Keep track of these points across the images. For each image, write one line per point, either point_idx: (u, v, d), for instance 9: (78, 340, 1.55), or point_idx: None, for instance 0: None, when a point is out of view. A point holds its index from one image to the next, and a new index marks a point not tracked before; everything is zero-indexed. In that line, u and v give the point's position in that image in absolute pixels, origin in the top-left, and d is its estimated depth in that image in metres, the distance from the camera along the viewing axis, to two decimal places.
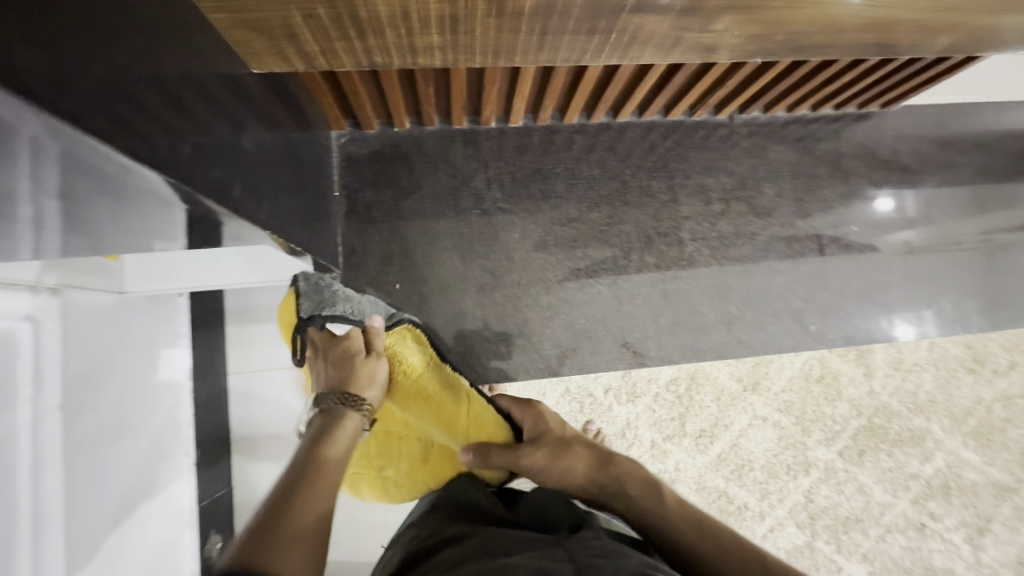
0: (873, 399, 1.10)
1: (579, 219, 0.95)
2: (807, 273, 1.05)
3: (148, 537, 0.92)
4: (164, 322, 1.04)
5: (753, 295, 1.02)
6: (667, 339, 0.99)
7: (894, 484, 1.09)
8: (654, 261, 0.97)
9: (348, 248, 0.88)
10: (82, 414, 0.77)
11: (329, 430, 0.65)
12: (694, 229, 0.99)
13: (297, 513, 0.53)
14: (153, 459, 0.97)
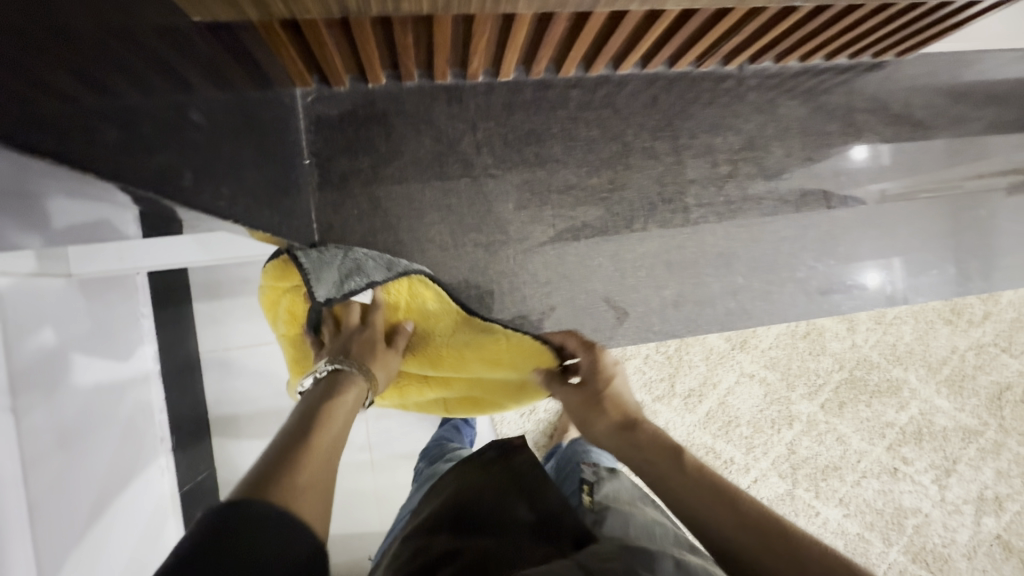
0: (854, 353, 1.22)
1: (578, 186, 0.88)
2: (818, 234, 0.99)
3: (130, 529, 0.88)
4: (123, 299, 0.95)
5: (761, 262, 0.96)
6: (672, 313, 0.93)
7: (871, 433, 1.21)
8: (658, 227, 0.92)
9: (325, 224, 0.80)
10: (40, 409, 0.71)
11: (334, 393, 0.66)
12: (700, 194, 0.93)
13: (308, 466, 0.52)
14: (128, 449, 0.91)
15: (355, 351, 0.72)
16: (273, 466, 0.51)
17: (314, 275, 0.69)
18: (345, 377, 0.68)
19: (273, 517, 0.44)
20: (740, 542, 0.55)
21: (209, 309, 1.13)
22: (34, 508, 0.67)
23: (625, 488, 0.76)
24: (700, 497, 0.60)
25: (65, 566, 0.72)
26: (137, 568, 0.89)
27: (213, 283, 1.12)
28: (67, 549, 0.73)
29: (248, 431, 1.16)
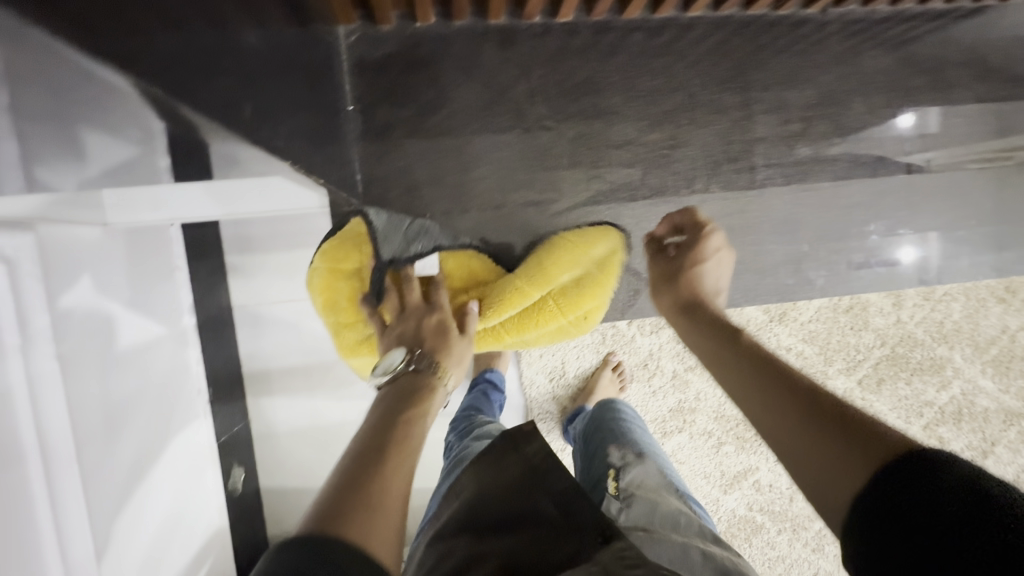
0: (898, 329, 1.26)
1: (635, 141, 0.82)
2: (895, 202, 0.89)
3: (171, 477, 0.90)
4: (158, 249, 0.94)
5: (828, 230, 0.89)
6: (732, 281, 0.90)
7: (909, 411, 1.32)
8: (720, 189, 0.85)
9: (367, 176, 0.77)
10: (79, 355, 0.71)
11: (413, 393, 0.65)
12: (768, 153, 0.85)
13: (381, 486, 0.51)
14: (168, 399, 0.93)
15: (427, 341, 0.70)
16: (345, 489, 0.49)
17: (381, 236, 0.74)
18: (423, 378, 0.67)
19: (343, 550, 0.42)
20: (786, 410, 0.52)
21: (245, 263, 1.12)
22: (80, 448, 0.68)
23: (650, 469, 0.76)
24: (760, 371, 0.56)
25: (110, 507, 0.74)
26: (177, 512, 0.91)
27: (248, 238, 1.11)
28: (111, 490, 0.74)
29: (285, 385, 1.18)
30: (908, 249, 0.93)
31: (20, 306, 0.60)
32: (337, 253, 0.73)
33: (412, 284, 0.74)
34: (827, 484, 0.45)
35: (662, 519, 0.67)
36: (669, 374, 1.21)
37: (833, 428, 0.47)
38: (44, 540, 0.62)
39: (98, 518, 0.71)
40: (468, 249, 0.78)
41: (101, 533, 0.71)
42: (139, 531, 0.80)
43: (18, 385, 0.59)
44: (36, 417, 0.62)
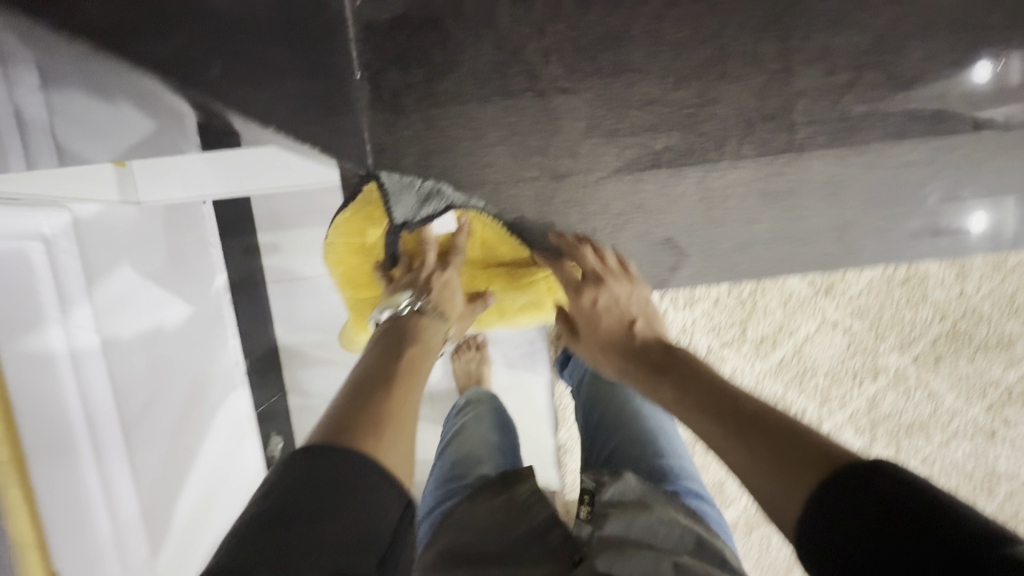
0: (962, 302, 1.25)
1: (659, 100, 0.77)
2: (957, 162, 0.80)
3: (214, 443, 0.96)
4: (191, 227, 0.98)
5: (880, 193, 0.82)
6: (763, 250, 0.84)
7: (969, 392, 1.29)
8: (754, 151, 0.79)
9: (377, 145, 0.75)
10: (120, 337, 0.74)
11: (421, 333, 0.74)
12: (809, 108, 0.78)
13: (388, 408, 0.58)
14: (208, 369, 0.97)
15: (432, 291, 0.78)
16: (353, 409, 0.57)
17: (394, 197, 0.76)
18: (427, 318, 0.76)
19: (348, 462, 0.50)
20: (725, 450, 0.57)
21: (270, 238, 1.14)
22: (127, 422, 0.73)
23: (633, 480, 0.74)
24: (703, 415, 0.61)
25: (157, 473, 0.79)
26: (220, 475, 0.97)
27: (276, 216, 1.13)
28: (158, 459, 0.79)
29: (314, 357, 1.21)
30: (982, 214, 0.84)
31: (59, 281, 0.65)
32: (355, 217, 0.77)
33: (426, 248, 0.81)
34: (777, 513, 0.51)
35: (641, 533, 0.67)
36: (702, 350, 1.27)
37: (764, 456, 0.53)
38: (97, 504, 0.67)
39: (145, 480, 0.76)
40: (483, 210, 0.80)
41: (149, 498, 0.76)
42: (186, 494, 0.85)
43: (58, 358, 0.63)
44: (79, 391, 0.66)
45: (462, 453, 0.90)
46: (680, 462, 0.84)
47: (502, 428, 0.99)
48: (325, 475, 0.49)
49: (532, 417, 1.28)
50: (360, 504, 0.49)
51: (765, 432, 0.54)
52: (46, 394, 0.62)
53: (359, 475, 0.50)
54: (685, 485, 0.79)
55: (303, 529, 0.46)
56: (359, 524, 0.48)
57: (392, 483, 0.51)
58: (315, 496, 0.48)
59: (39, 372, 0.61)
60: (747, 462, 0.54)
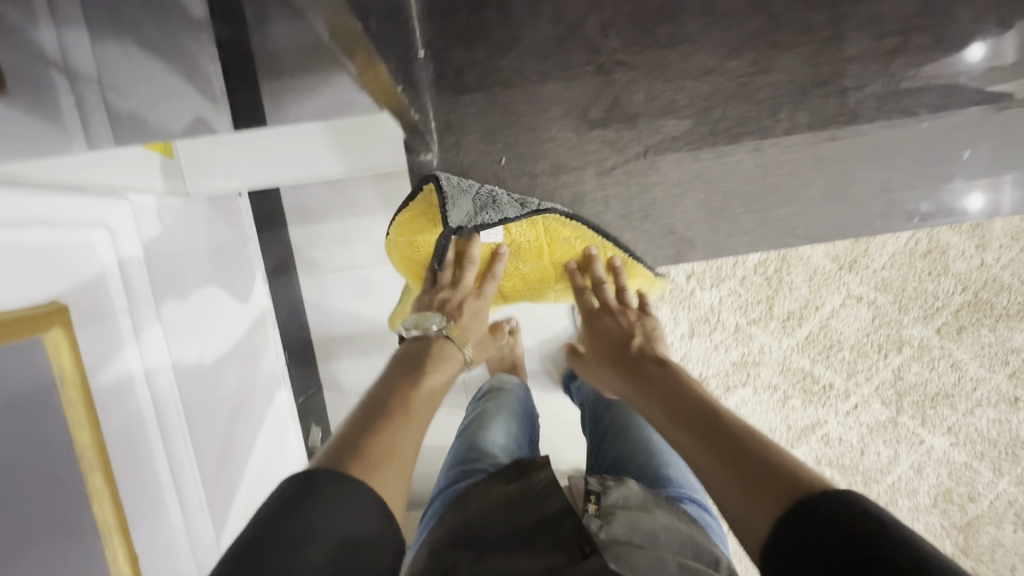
0: (982, 272, 1.27)
1: (715, 70, 0.81)
2: (992, 125, 0.83)
3: (261, 433, 0.97)
4: (231, 220, 0.99)
5: (930, 154, 0.84)
6: (820, 215, 0.86)
7: (992, 360, 1.31)
8: (807, 119, 0.82)
9: (442, 122, 0.82)
10: (178, 333, 0.76)
11: (434, 359, 0.75)
12: (859, 74, 0.81)
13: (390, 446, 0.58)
14: (252, 360, 0.98)
15: (462, 317, 0.81)
16: (355, 438, 0.57)
17: (451, 200, 0.79)
18: (450, 347, 0.78)
19: (345, 494, 0.50)
20: (700, 463, 0.58)
21: (303, 231, 1.15)
22: (189, 418, 0.74)
23: (634, 488, 0.78)
24: (686, 433, 0.61)
25: (219, 467, 0.81)
26: (269, 466, 0.98)
27: (308, 209, 1.14)
28: (216, 452, 0.80)
29: (350, 347, 1.22)
30: (979, 195, 0.85)
31: (122, 269, 0.66)
32: (416, 218, 0.81)
33: (469, 266, 0.83)
34: (747, 528, 0.51)
35: (643, 535, 0.69)
36: (731, 328, 1.29)
37: (745, 478, 0.53)
38: (167, 498, 0.68)
39: (206, 468, 0.77)
40: (538, 214, 0.81)
41: (212, 492, 0.78)
42: (243, 489, 0.86)
43: (127, 344, 0.64)
44: (149, 389, 0.68)
45: (477, 440, 0.90)
46: (686, 473, 0.85)
47: (521, 422, 0.99)
48: (343, 500, 0.49)
49: (564, 401, 1.29)
50: (373, 536, 0.50)
51: (745, 457, 0.55)
52: (119, 378, 0.63)
53: (374, 513, 0.51)
54: (686, 493, 0.81)
55: (325, 545, 0.46)
56: (363, 559, 0.48)
57: (393, 526, 0.52)
58: (337, 515, 0.48)
59: (112, 357, 0.62)
60: (719, 472, 0.55)
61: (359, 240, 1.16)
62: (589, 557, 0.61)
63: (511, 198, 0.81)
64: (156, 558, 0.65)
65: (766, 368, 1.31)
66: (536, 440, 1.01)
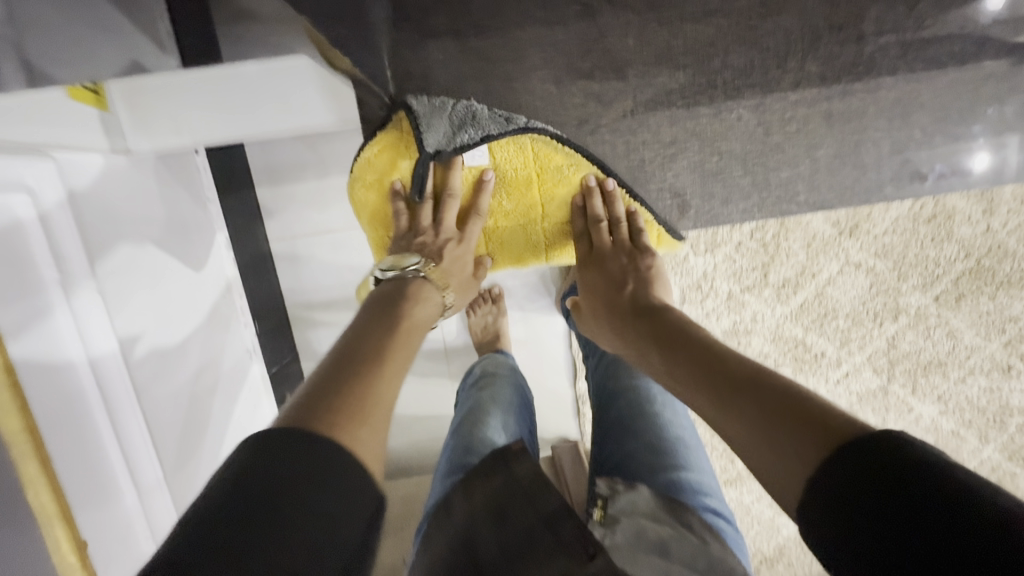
0: (986, 238, 1.22)
1: (719, 10, 0.74)
2: (1014, 76, 0.76)
3: (229, 407, 0.93)
4: (188, 181, 0.92)
5: (949, 111, 0.77)
6: (823, 179, 0.81)
7: (989, 329, 1.28)
8: (819, 69, 0.76)
9: (402, 72, 0.74)
10: (129, 313, 0.70)
11: (410, 304, 0.69)
12: (882, 17, 0.73)
13: (361, 399, 0.52)
14: (217, 330, 0.93)
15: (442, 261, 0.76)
16: (319, 392, 0.51)
17: (426, 121, 0.73)
18: (428, 289, 0.73)
19: (301, 458, 0.44)
20: (715, 418, 0.56)
21: (271, 192, 1.07)
22: (146, 404, 0.70)
23: (646, 494, 0.77)
24: (696, 385, 0.58)
25: (181, 446, 0.77)
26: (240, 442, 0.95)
27: (275, 167, 1.06)
28: (177, 431, 0.76)
29: (325, 315, 1.17)
30: (983, 155, 0.80)
31: (53, 242, 0.59)
32: (391, 151, 0.77)
33: (451, 201, 0.78)
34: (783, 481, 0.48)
35: (651, 542, 0.70)
36: (723, 296, 1.24)
37: (774, 422, 0.49)
38: (122, 484, 0.65)
39: (167, 448, 0.73)
40: (524, 132, 0.75)
41: (175, 476, 0.74)
42: (208, 468, 0.82)
43: (65, 323, 0.59)
44: (95, 375, 0.63)
45: (470, 436, 0.86)
46: (699, 476, 0.82)
47: (518, 413, 0.96)
48: (308, 459, 0.44)
49: (549, 370, 1.26)
50: (337, 495, 0.44)
51: (757, 402, 0.52)
52: (54, 361, 0.58)
53: (342, 469, 0.45)
54: (703, 500, 0.78)
55: (275, 511, 0.41)
56: (320, 533, 0.42)
57: (365, 482, 0.46)
58: (291, 475, 0.43)
59: (45, 337, 0.57)
60: (732, 429, 0.53)
61: (332, 202, 1.08)
62: (594, 559, 0.62)
63: (492, 114, 0.75)
64: (110, 549, 0.62)
65: (757, 336, 1.27)
66: (532, 429, 0.99)
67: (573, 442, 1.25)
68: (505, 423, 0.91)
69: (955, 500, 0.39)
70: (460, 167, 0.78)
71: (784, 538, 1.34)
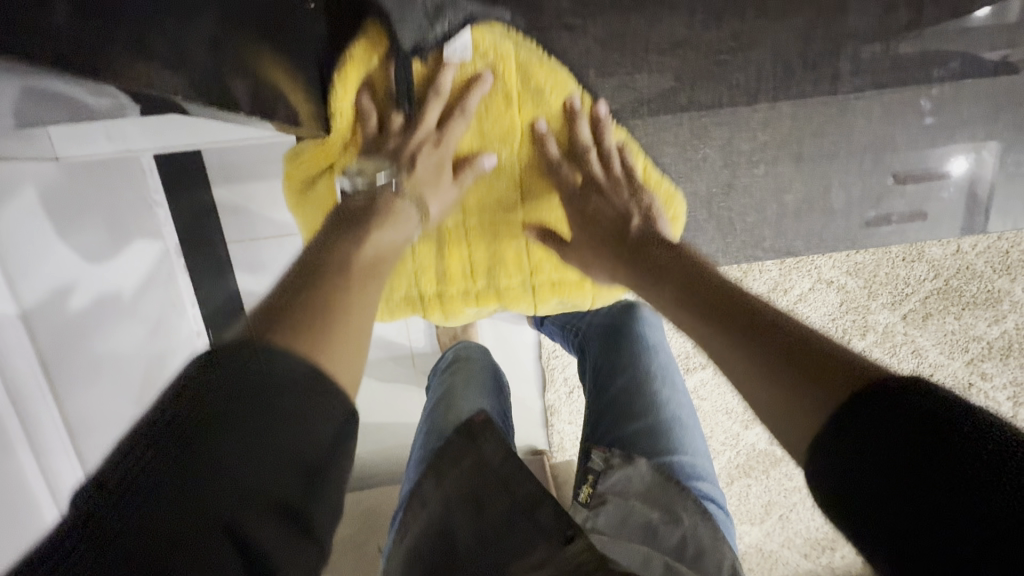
0: (956, 259, 1.22)
1: (686, 42, 0.73)
2: (978, 114, 0.77)
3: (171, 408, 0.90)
4: (127, 183, 0.88)
5: (908, 150, 0.79)
6: (791, 224, 0.82)
7: (953, 348, 1.29)
8: (790, 106, 0.76)
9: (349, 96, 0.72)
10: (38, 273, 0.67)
11: (382, 210, 0.65)
12: (858, 54, 0.73)
13: (332, 307, 0.50)
14: (163, 327, 0.91)
15: (416, 171, 0.70)
16: (287, 300, 0.50)
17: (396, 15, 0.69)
18: (398, 207, 0.67)
19: (267, 354, 0.43)
20: (727, 352, 0.52)
21: (228, 193, 0.99)
22: (50, 362, 0.68)
23: (644, 468, 0.80)
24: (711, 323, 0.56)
25: (107, 404, 0.76)
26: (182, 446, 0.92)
27: (233, 167, 0.98)
28: (101, 419, 0.75)
29: None
30: (959, 159, 0.79)
31: None
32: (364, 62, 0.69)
33: (432, 100, 0.71)
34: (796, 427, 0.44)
35: (634, 524, 0.78)
36: None
37: (787, 352, 0.47)
38: (15, 442, 0.65)
39: (81, 438, 0.72)
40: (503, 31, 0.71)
41: (89, 452, 0.73)
42: None
43: None
44: None
45: (448, 420, 0.83)
46: (694, 459, 0.84)
47: (491, 394, 0.93)
48: (267, 375, 0.41)
49: (519, 381, 1.24)
50: (284, 425, 0.39)
51: (768, 339, 0.50)
52: None
53: (296, 385, 0.41)
54: (696, 485, 0.82)
55: (216, 444, 0.37)
56: (268, 459, 0.38)
57: (326, 388, 0.42)
58: (231, 399, 0.39)
59: None
60: (759, 366, 0.48)
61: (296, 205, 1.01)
62: (573, 541, 0.62)
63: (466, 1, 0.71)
64: (4, 524, 0.61)
65: None
66: (509, 409, 0.96)
67: (539, 454, 1.25)
68: (480, 401, 0.88)
69: (988, 463, 0.35)
70: (450, 64, 0.71)
71: (745, 546, 1.35)
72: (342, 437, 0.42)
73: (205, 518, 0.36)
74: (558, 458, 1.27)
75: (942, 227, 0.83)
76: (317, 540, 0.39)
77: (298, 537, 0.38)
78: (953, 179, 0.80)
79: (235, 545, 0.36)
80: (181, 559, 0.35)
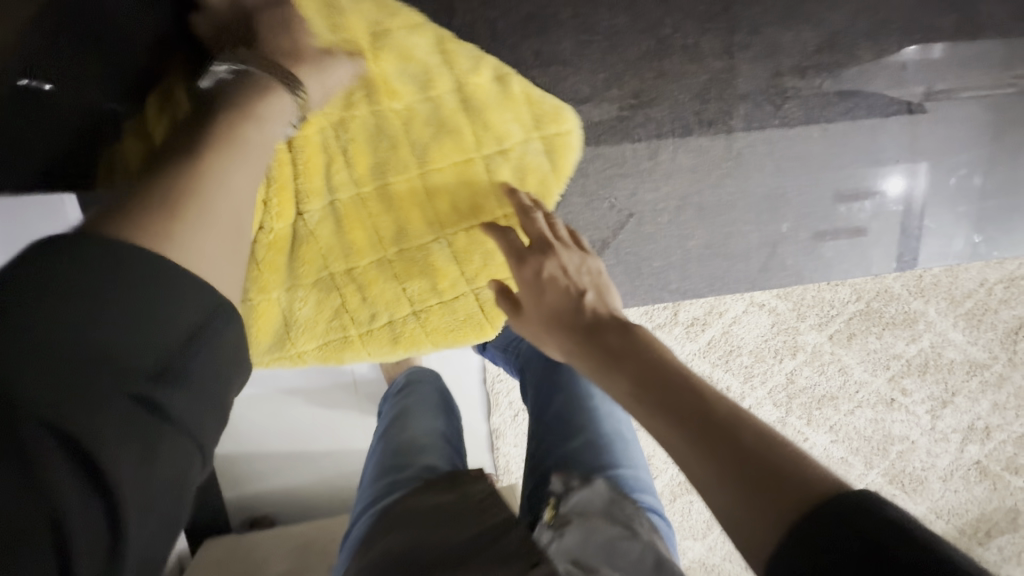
0: (876, 283, 1.33)
1: (591, 98, 0.80)
2: (854, 165, 0.87)
3: None
4: None
5: (802, 196, 0.87)
6: (694, 268, 0.89)
7: (875, 365, 1.37)
8: (690, 161, 0.84)
9: None
10: None
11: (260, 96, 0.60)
12: (749, 113, 0.83)
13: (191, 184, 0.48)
14: None
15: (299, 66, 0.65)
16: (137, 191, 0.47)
17: None
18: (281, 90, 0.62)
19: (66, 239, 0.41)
20: (687, 450, 0.49)
21: None
22: None
23: (602, 486, 0.77)
24: (660, 414, 0.53)
25: None
26: None
27: None
28: None
29: None
30: (894, 181, 0.88)
31: None
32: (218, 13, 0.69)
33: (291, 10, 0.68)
34: (738, 531, 0.44)
35: (596, 547, 0.70)
36: None
37: (742, 451, 0.46)
38: None
39: None
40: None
41: None
42: None
43: None
44: None
45: (404, 441, 0.84)
46: (635, 471, 0.85)
47: (446, 415, 0.92)
48: (79, 262, 0.40)
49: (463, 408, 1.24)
50: (146, 318, 0.41)
51: (729, 442, 0.47)
52: None
53: (176, 278, 0.43)
54: (641, 499, 0.81)
55: (50, 324, 0.37)
56: (110, 348, 0.39)
57: (193, 279, 0.44)
58: (72, 286, 0.39)
59: None
60: (661, 421, 0.52)
61: None
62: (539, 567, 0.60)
63: None
64: None
65: None
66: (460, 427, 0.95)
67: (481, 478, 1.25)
68: (435, 419, 0.89)
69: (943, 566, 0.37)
70: None
71: (688, 561, 1.38)
72: (205, 329, 0.44)
73: (48, 409, 0.36)
74: (503, 481, 1.27)
75: (836, 262, 0.91)
76: (184, 429, 0.43)
77: (161, 428, 0.41)
78: (881, 197, 0.89)
79: (71, 441, 0.36)
80: (29, 446, 0.35)
